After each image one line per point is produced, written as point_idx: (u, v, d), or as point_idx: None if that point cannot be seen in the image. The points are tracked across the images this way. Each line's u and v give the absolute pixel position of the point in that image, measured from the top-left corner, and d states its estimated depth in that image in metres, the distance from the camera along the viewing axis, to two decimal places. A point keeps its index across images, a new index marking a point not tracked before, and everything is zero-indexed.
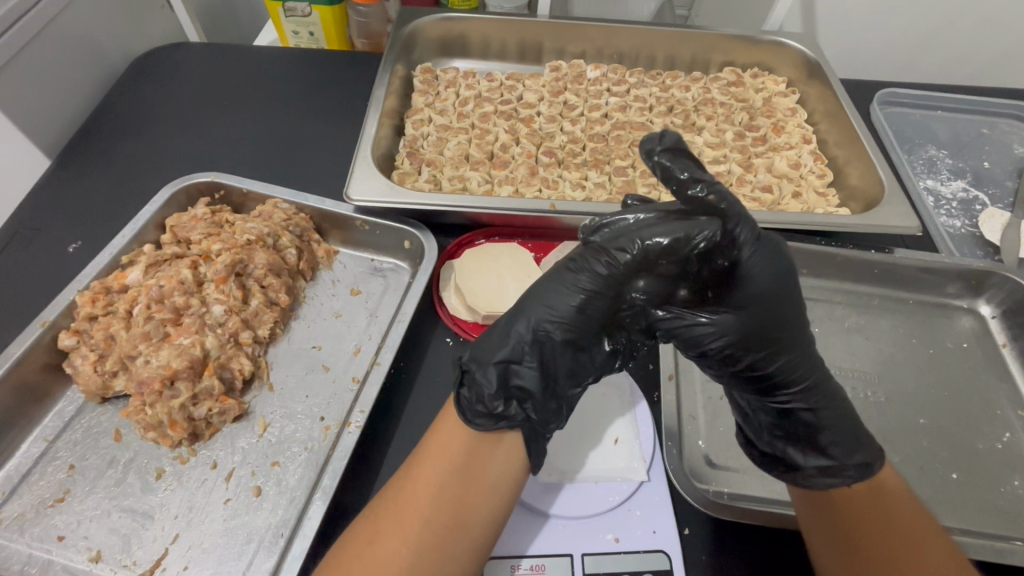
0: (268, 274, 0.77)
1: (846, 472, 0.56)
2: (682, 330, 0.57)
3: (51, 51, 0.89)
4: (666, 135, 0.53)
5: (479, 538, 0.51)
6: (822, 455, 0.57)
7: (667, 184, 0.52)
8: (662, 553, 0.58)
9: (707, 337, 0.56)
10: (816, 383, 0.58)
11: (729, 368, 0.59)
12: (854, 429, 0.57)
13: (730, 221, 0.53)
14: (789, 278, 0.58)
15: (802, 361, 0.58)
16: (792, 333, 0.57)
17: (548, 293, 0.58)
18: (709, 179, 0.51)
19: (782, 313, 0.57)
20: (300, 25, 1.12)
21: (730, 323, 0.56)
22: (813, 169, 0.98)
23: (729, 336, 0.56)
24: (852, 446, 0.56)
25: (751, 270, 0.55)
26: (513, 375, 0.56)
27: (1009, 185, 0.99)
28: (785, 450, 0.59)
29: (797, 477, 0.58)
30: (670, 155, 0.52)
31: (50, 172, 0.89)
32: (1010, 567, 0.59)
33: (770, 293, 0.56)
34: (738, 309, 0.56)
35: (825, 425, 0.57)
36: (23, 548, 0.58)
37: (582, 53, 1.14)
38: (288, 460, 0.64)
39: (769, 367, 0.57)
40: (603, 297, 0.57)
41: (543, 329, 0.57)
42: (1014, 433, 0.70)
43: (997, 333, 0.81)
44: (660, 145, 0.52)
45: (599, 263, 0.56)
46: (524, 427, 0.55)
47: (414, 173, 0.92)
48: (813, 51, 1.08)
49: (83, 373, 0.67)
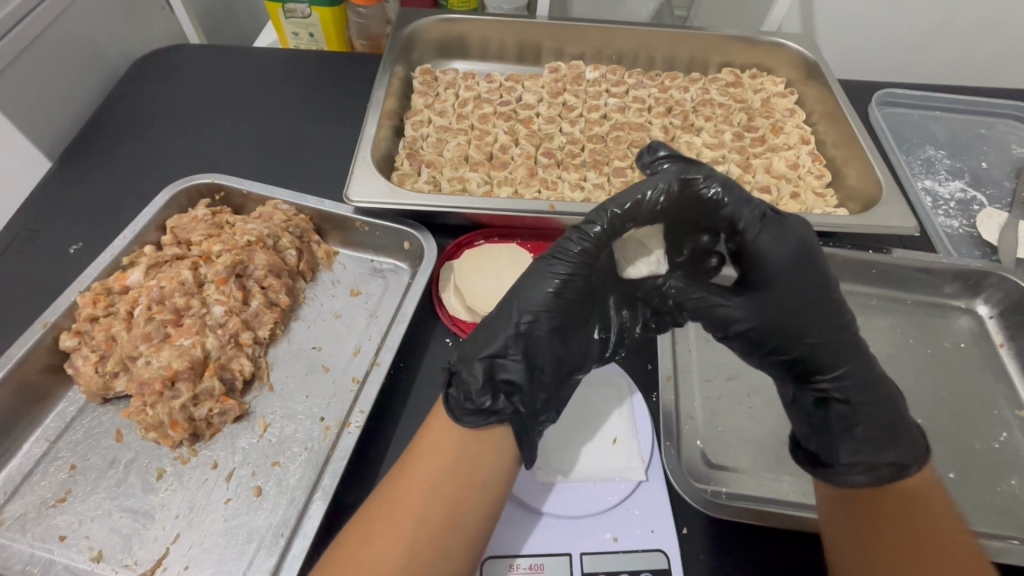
0: (268, 275, 0.77)
1: (878, 470, 0.57)
2: (707, 311, 0.61)
3: (52, 53, 0.89)
4: (657, 150, 0.64)
5: (473, 534, 0.52)
6: (857, 449, 0.58)
7: (667, 184, 0.63)
8: (660, 552, 0.59)
9: (733, 319, 0.60)
10: (851, 372, 0.59)
11: (756, 351, 0.62)
12: (891, 423, 0.58)
13: (735, 205, 0.58)
14: (811, 261, 0.58)
15: (835, 350, 0.59)
16: (818, 317, 0.58)
17: (525, 285, 0.59)
18: (705, 171, 0.58)
19: (804, 297, 0.58)
20: (300, 27, 1.12)
21: (749, 304, 0.60)
22: (811, 170, 0.99)
23: (750, 320, 0.59)
24: (886, 441, 0.58)
25: (772, 254, 0.58)
26: (498, 369, 0.57)
27: (1007, 186, 0.99)
28: (822, 443, 0.60)
29: (826, 473, 0.59)
30: (668, 158, 0.63)
31: (50, 173, 0.89)
32: (1007, 566, 0.59)
33: (795, 277, 0.58)
34: (760, 290, 0.59)
35: (860, 417, 0.58)
36: (24, 548, 0.58)
37: (581, 54, 1.14)
38: (288, 460, 0.65)
39: (795, 351, 0.60)
40: (583, 277, 0.58)
41: (526, 321, 0.58)
42: (1011, 432, 0.71)
43: (994, 333, 0.81)
44: (652, 156, 0.63)
45: (568, 243, 0.58)
46: (512, 420, 0.56)
47: (414, 174, 0.92)
48: (812, 52, 1.08)
49: (84, 374, 0.68)
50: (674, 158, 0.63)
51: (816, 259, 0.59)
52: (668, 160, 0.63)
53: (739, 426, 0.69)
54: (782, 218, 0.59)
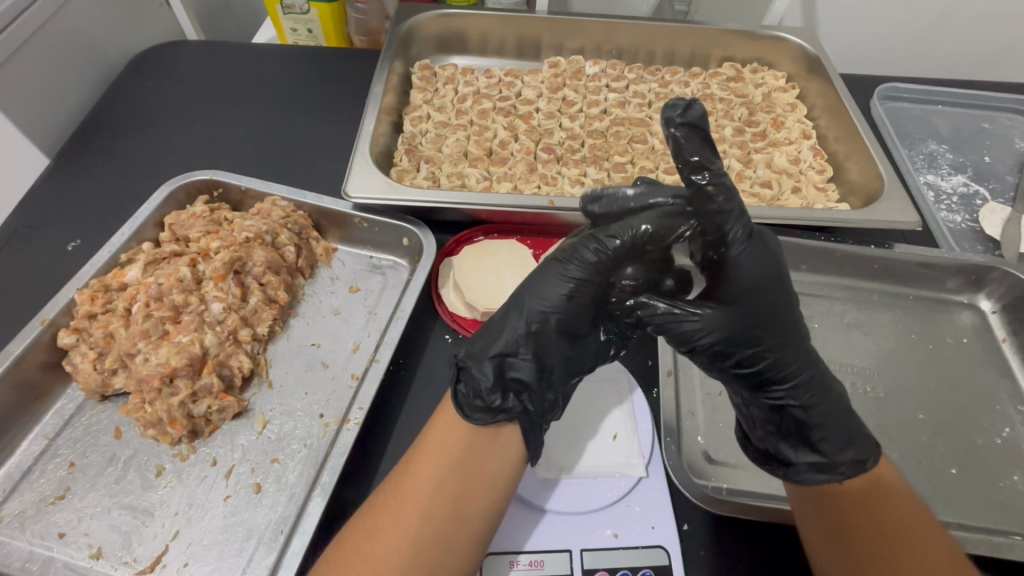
0: (267, 272, 0.77)
1: (838, 469, 0.56)
2: (674, 326, 0.56)
3: (49, 48, 0.89)
4: (692, 107, 0.51)
5: (479, 528, 0.52)
6: (815, 452, 0.57)
7: (676, 158, 0.52)
8: (661, 549, 0.58)
9: (698, 333, 0.56)
10: (807, 380, 0.57)
11: (721, 364, 0.58)
12: (848, 427, 0.57)
13: (721, 215, 0.54)
14: (780, 280, 0.57)
15: (796, 359, 0.57)
16: (784, 330, 0.57)
17: (539, 284, 0.58)
18: (716, 167, 0.52)
19: (774, 311, 0.56)
20: (298, 23, 1.11)
21: (714, 318, 0.56)
22: (813, 165, 0.98)
23: (717, 337, 0.56)
24: (847, 443, 0.56)
25: (748, 269, 0.55)
26: (508, 367, 0.56)
27: (1010, 180, 0.98)
28: (776, 445, 0.59)
29: (788, 472, 0.58)
30: (689, 130, 0.52)
31: (35, 180, 0.90)
32: (1010, 562, 0.59)
33: (770, 291, 0.56)
34: (726, 302, 0.56)
35: (816, 422, 0.57)
36: (23, 545, 0.58)
37: (581, 48, 1.14)
38: (288, 457, 0.65)
39: (758, 363, 0.57)
40: (597, 284, 0.57)
41: (536, 322, 0.57)
42: (1014, 428, 0.70)
43: (997, 328, 0.81)
44: (683, 113, 0.51)
45: (585, 250, 0.57)
46: (520, 419, 0.56)
47: (413, 170, 0.91)
48: (813, 46, 1.08)
49: (83, 371, 0.67)
50: (696, 132, 0.52)
51: (784, 279, 0.57)
52: (684, 133, 0.52)
53: None
54: (761, 236, 0.57)
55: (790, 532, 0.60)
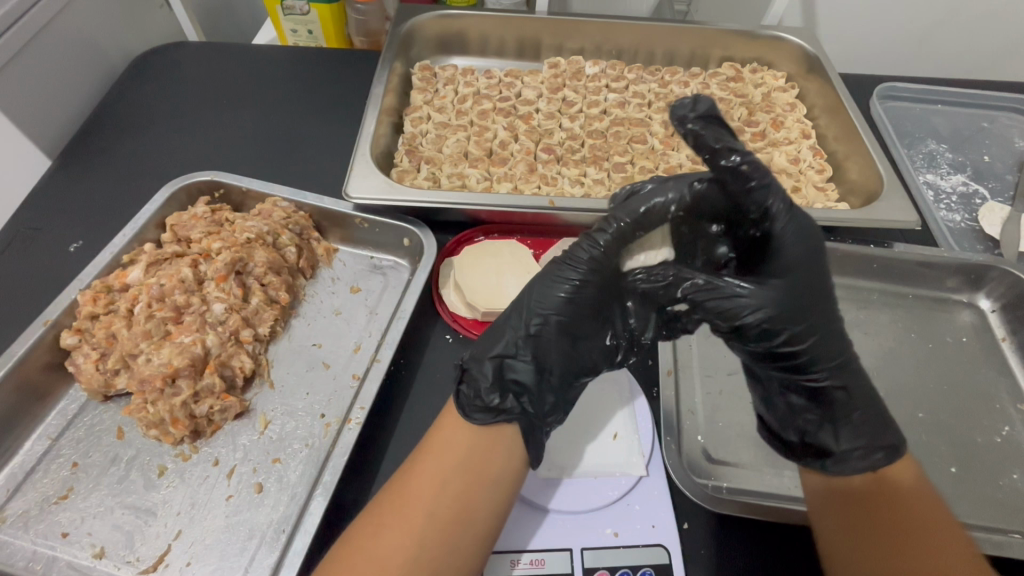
0: (268, 272, 0.77)
1: (874, 455, 0.57)
2: (721, 303, 0.57)
3: (50, 49, 0.89)
4: (698, 101, 0.56)
5: (484, 531, 0.52)
6: (855, 436, 0.58)
7: (700, 151, 0.55)
8: (661, 548, 0.59)
9: (746, 309, 0.57)
10: (845, 362, 0.60)
11: (765, 346, 0.59)
12: (876, 411, 0.59)
13: (763, 193, 0.55)
14: (820, 257, 0.59)
15: (835, 340, 0.59)
16: (823, 310, 0.59)
17: (537, 287, 0.60)
18: (743, 150, 0.54)
19: (813, 291, 0.58)
20: (298, 24, 1.12)
21: (767, 295, 0.57)
22: (812, 165, 0.98)
23: (767, 313, 0.57)
24: (880, 429, 0.58)
25: (790, 245, 0.57)
26: (507, 369, 0.58)
27: (1009, 179, 0.99)
28: (817, 434, 0.60)
29: (826, 463, 0.59)
30: (703, 122, 0.55)
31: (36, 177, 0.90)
32: (1009, 560, 0.59)
33: (807, 271, 0.58)
34: (776, 279, 0.58)
35: (855, 404, 0.59)
36: (27, 545, 0.58)
37: (581, 49, 1.14)
38: (289, 456, 0.65)
39: (801, 343, 0.58)
40: (592, 283, 0.59)
41: (535, 322, 0.59)
42: (1013, 426, 0.71)
43: (996, 327, 0.81)
44: (692, 111, 0.56)
45: (578, 249, 0.58)
46: (519, 420, 0.56)
47: (413, 170, 0.92)
48: (813, 46, 1.08)
49: (85, 372, 0.67)
50: (710, 123, 0.55)
51: (821, 257, 0.59)
52: (701, 126, 0.55)
53: (739, 421, 0.69)
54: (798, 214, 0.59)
55: (793, 531, 0.60)
